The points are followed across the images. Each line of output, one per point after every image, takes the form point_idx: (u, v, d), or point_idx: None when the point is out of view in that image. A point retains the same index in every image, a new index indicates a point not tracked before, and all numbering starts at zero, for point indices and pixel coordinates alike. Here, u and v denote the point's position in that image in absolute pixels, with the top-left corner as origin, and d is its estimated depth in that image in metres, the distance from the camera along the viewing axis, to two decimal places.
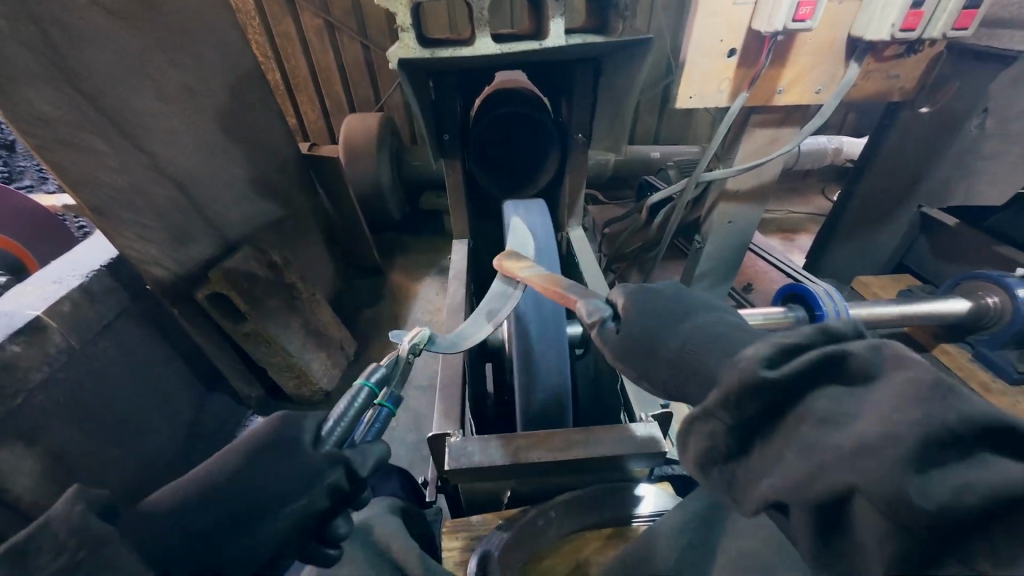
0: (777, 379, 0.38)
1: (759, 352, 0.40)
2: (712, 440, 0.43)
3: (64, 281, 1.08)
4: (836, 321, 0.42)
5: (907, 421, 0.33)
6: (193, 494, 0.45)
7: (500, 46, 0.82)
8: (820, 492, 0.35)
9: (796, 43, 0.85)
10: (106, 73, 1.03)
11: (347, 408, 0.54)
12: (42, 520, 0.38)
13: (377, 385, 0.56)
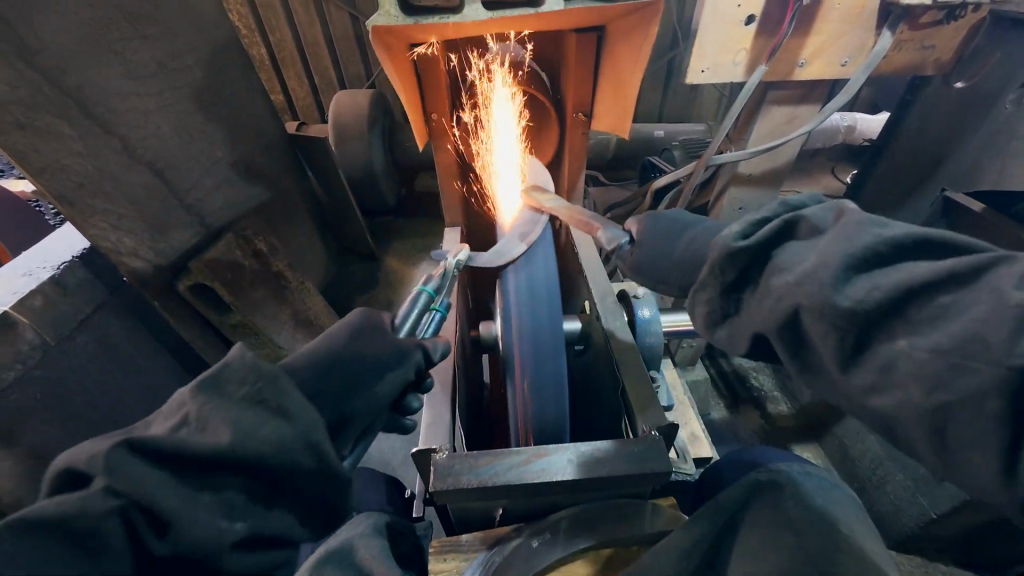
0: (748, 244, 0.55)
1: (734, 230, 0.57)
2: (712, 303, 0.60)
3: (35, 274, 1.02)
4: (797, 201, 0.59)
5: (835, 249, 0.48)
6: (315, 361, 0.62)
7: (491, 13, 0.74)
8: (780, 313, 0.51)
9: (822, 9, 0.77)
10: (64, 46, 0.94)
11: (411, 308, 0.70)
12: (225, 359, 0.52)
13: (433, 292, 0.72)
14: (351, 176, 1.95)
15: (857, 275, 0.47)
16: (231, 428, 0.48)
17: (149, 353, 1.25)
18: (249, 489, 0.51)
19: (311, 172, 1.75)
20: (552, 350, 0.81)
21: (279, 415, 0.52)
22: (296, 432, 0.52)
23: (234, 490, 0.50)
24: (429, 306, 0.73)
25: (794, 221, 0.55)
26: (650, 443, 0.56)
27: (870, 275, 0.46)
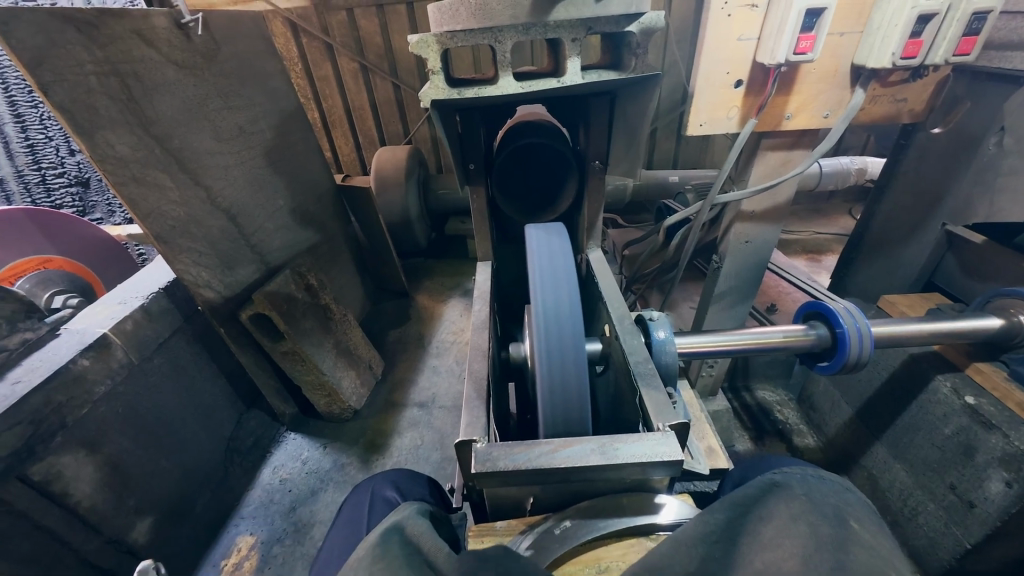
0: (820, 484, 0.60)
1: (839, 486, 0.61)
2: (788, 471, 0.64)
3: (128, 303, 1.20)
4: (858, 505, 0.58)
5: (829, 520, 0.54)
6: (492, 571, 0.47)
7: (520, 84, 0.90)
8: (770, 489, 0.60)
9: (800, 72, 0.90)
10: (172, 117, 1.17)
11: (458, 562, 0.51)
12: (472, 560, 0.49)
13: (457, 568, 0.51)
14: (390, 222, 2.14)
15: (810, 515, 0.55)
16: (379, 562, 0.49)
17: (211, 376, 1.39)
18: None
19: (355, 219, 1.95)
20: (576, 362, 0.88)
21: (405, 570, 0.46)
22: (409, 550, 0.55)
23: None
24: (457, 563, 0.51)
25: (843, 503, 0.57)
26: (664, 436, 0.62)
27: (816, 520, 0.54)
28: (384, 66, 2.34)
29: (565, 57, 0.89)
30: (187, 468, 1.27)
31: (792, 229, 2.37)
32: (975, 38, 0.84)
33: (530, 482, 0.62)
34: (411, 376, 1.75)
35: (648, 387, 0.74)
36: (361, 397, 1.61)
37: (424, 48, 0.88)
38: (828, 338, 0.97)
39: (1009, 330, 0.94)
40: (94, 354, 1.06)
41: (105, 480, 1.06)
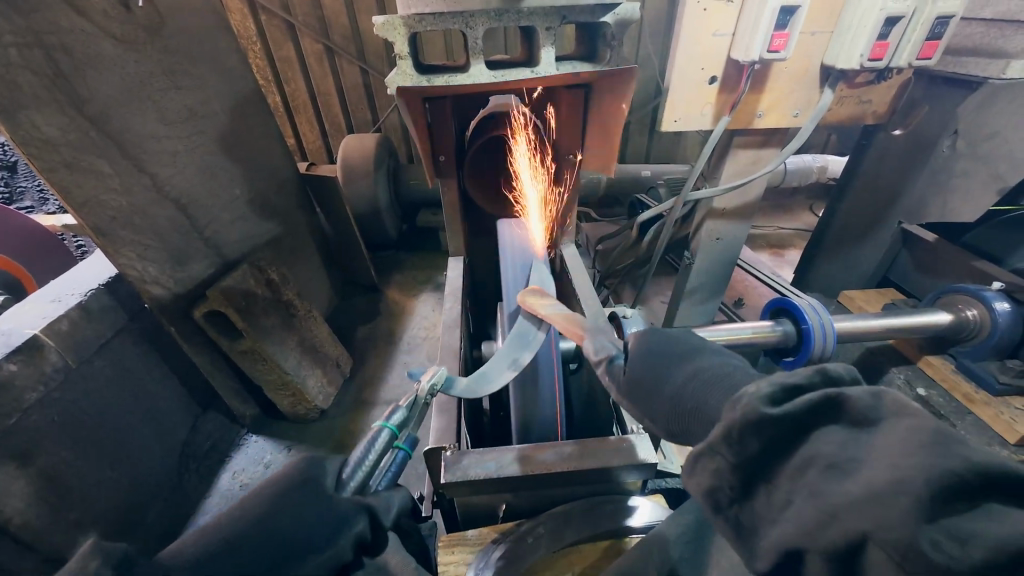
0: (777, 416, 0.36)
1: (760, 389, 0.38)
2: (718, 478, 0.40)
3: (63, 300, 1.09)
4: None
5: None
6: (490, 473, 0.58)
7: (493, 73, 0.86)
8: (832, 536, 0.33)
9: (772, 72, 0.91)
10: (111, 97, 1.06)
11: (367, 454, 0.54)
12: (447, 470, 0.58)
13: (396, 428, 0.58)
14: (358, 213, 2.06)
15: None
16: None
17: (161, 378, 1.30)
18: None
19: (321, 210, 1.87)
20: (548, 363, 0.87)
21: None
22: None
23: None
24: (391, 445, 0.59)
25: None
26: (640, 439, 0.62)
27: None
28: (351, 49, 2.23)
29: (539, 47, 0.86)
30: (137, 477, 1.19)
31: (757, 223, 2.44)
32: (936, 43, 0.87)
33: (501, 491, 0.60)
34: (382, 372, 1.70)
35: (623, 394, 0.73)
36: (328, 397, 1.55)
37: (390, 30, 0.82)
38: (793, 334, 0.99)
39: (958, 324, 0.99)
40: (23, 359, 0.96)
41: (39, 495, 0.97)
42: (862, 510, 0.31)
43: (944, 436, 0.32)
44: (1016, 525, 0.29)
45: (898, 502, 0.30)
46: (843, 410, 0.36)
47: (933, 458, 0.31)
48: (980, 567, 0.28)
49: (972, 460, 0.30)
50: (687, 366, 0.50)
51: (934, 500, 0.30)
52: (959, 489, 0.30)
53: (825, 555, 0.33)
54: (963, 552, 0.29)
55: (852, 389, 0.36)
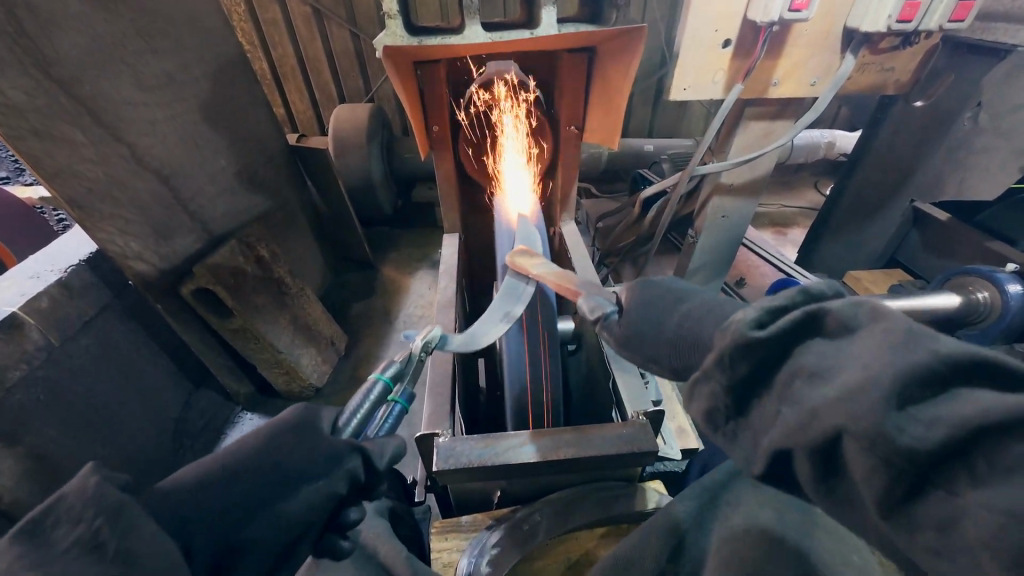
0: (766, 338, 0.36)
1: (745, 315, 0.38)
2: (713, 401, 0.41)
3: (42, 277, 1.05)
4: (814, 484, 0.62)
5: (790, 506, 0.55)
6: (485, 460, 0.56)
7: (490, 35, 0.80)
8: (811, 437, 0.34)
9: (791, 35, 0.85)
10: (81, 58, 0.99)
11: (361, 402, 0.58)
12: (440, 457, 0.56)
13: (390, 381, 0.59)
14: (351, 188, 2.00)
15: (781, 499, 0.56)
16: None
17: (150, 355, 1.27)
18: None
19: (312, 183, 1.80)
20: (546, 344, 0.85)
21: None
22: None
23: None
24: (386, 398, 0.59)
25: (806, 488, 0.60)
26: (639, 426, 0.60)
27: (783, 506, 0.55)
28: (341, 11, 2.11)
29: (540, 6, 0.79)
30: (130, 455, 1.18)
31: (761, 201, 2.38)
32: (970, 4, 0.81)
33: (496, 479, 0.58)
34: (377, 351, 1.68)
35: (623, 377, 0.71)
36: (323, 375, 1.53)
37: None
38: None
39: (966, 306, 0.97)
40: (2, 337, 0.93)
41: (29, 474, 0.96)
42: (836, 406, 0.32)
43: (915, 333, 0.32)
44: (977, 400, 0.30)
45: (870, 394, 0.31)
46: (823, 320, 0.37)
47: (903, 354, 0.31)
48: (940, 444, 0.29)
49: (938, 350, 0.31)
50: (676, 307, 0.50)
51: (903, 391, 0.31)
52: (928, 379, 0.31)
53: (807, 453, 0.34)
54: (926, 434, 0.30)
55: (832, 303, 0.37)
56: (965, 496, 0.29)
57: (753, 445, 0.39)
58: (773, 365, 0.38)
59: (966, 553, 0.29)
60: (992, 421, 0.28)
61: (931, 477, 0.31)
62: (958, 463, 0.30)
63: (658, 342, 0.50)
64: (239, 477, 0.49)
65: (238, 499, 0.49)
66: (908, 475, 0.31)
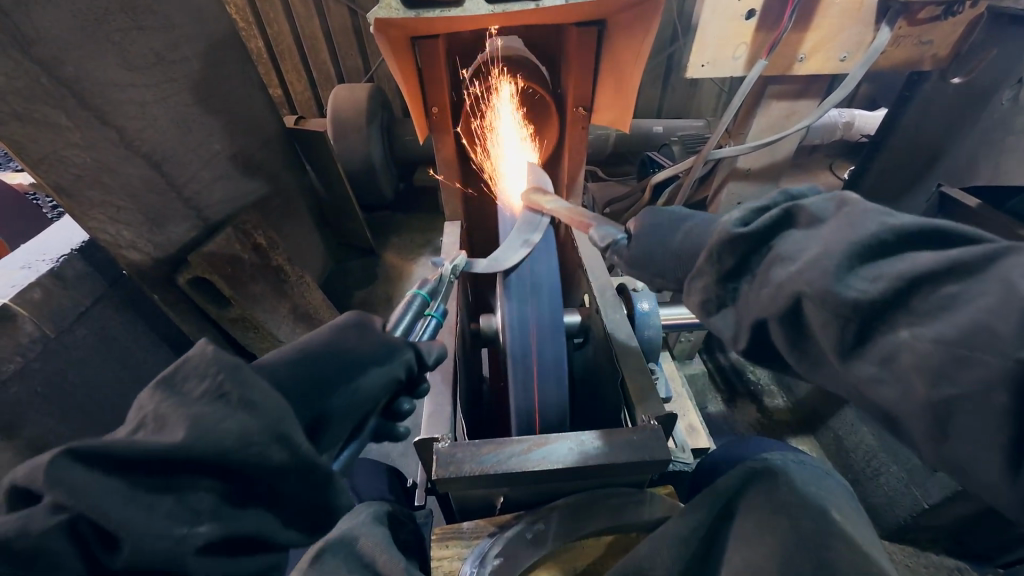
0: (745, 232, 0.52)
1: (732, 218, 0.55)
2: (707, 290, 0.58)
3: (33, 266, 1.02)
4: (834, 485, 0.57)
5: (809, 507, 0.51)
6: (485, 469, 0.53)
7: (491, 6, 0.73)
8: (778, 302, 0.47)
9: (821, 4, 0.78)
10: (62, 36, 0.93)
11: (404, 312, 0.67)
12: (437, 464, 0.54)
13: (427, 296, 0.71)
14: (351, 172, 1.95)
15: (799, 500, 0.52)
16: (190, 421, 0.41)
17: (149, 345, 1.25)
18: (223, 490, 0.44)
19: (311, 167, 1.75)
20: (551, 340, 0.82)
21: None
22: (262, 423, 0.44)
23: (202, 493, 0.42)
24: (423, 312, 0.70)
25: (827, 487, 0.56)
26: (649, 432, 0.57)
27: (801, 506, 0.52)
28: None
29: None
30: None
31: None
32: None
33: (500, 485, 0.56)
34: None
35: (632, 377, 0.68)
36: None
37: None
38: None
39: None
40: None
41: None
42: (798, 277, 0.46)
43: (859, 215, 0.46)
44: (914, 261, 0.41)
45: (828, 266, 0.43)
46: (793, 217, 0.52)
47: (855, 230, 0.44)
48: (882, 294, 0.40)
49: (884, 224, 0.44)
50: (685, 228, 0.66)
51: (852, 257, 0.43)
52: (871, 249, 0.43)
53: (777, 318, 0.48)
54: (872, 288, 0.41)
55: (805, 202, 0.51)
56: (901, 332, 0.40)
57: (737, 321, 0.55)
58: (754, 259, 0.54)
59: (900, 375, 0.40)
60: (919, 272, 0.39)
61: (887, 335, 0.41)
62: (902, 311, 0.40)
63: (666, 254, 0.66)
64: (308, 363, 0.56)
65: (311, 379, 0.55)
66: (858, 323, 0.42)
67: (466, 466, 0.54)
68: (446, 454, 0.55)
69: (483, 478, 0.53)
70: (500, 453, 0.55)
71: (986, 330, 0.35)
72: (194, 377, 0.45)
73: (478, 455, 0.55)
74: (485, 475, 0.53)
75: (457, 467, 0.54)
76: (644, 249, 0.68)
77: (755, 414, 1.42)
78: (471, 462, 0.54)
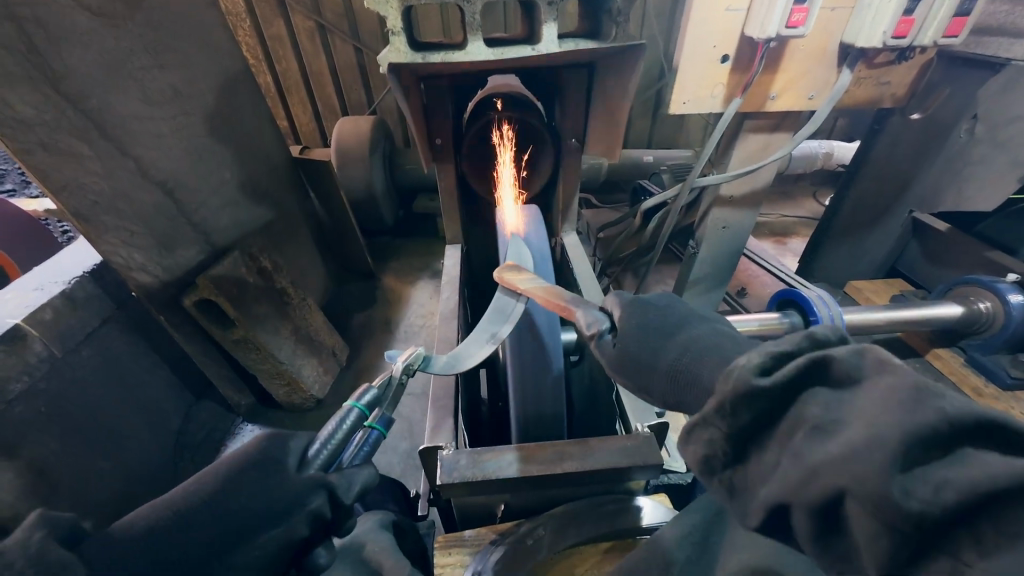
0: None
1: None
2: None
3: (46, 289, 1.05)
4: None
5: None
6: (489, 474, 0.56)
7: (491, 51, 0.81)
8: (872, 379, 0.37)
9: (788, 50, 0.86)
10: (88, 74, 0.99)
11: (335, 430, 0.57)
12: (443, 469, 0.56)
13: (366, 408, 0.59)
14: (353, 199, 2.01)
15: None
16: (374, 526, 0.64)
17: (152, 367, 1.27)
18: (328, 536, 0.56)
19: (315, 194, 1.82)
20: (549, 355, 0.85)
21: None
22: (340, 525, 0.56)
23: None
24: (361, 424, 0.59)
25: None
26: (642, 437, 0.60)
27: None
28: (344, 26, 2.14)
29: (541, 22, 0.81)
30: (130, 468, 1.17)
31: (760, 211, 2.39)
32: (964, 20, 0.82)
33: (502, 493, 0.58)
34: (378, 362, 1.68)
35: (626, 388, 0.71)
36: (324, 386, 1.54)
37: (383, 3, 0.77)
38: (800, 326, 0.97)
39: (970, 317, 0.97)
40: (5, 349, 0.93)
41: (29, 487, 0.96)
42: None
43: None
44: None
45: None
46: None
47: None
48: None
49: (946, 413, 0.32)
50: None
51: None
52: None
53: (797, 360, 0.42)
54: None
55: None
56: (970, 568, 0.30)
57: None
58: None
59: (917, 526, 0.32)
60: None
61: (938, 544, 0.32)
62: None
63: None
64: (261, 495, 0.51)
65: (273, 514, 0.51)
66: None
67: (469, 474, 0.56)
68: (449, 464, 0.57)
69: (488, 484, 0.56)
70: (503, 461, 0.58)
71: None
72: (278, 441, 0.55)
73: (482, 464, 0.58)
74: (490, 481, 0.56)
75: (459, 478, 0.56)
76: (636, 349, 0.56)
77: None
78: (477, 470, 0.57)
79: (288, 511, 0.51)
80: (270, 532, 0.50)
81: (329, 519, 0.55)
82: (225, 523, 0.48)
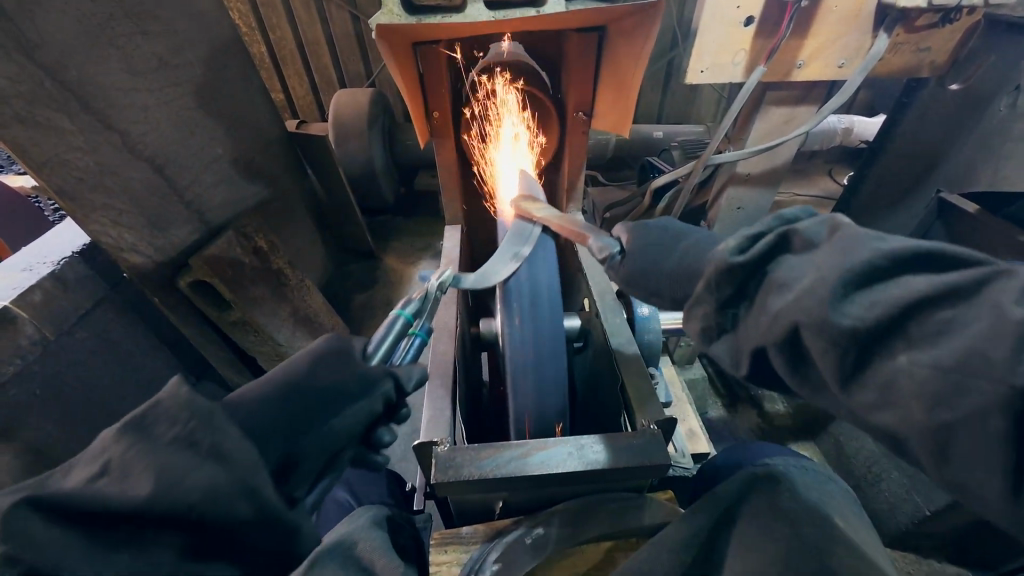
0: None
1: None
2: None
3: (35, 269, 1.02)
4: (835, 491, 0.57)
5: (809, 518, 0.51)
6: (486, 473, 0.53)
7: (492, 13, 0.74)
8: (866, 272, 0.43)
9: (819, 11, 0.79)
10: (65, 40, 0.93)
11: (387, 333, 0.64)
12: (438, 467, 0.54)
13: (411, 316, 0.65)
14: (352, 176, 1.96)
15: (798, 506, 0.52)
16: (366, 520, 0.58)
17: (151, 349, 1.26)
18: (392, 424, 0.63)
19: (312, 171, 1.76)
20: (550, 343, 0.82)
21: (212, 459, 0.42)
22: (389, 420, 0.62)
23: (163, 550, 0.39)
24: (407, 331, 0.66)
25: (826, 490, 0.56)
26: (647, 435, 0.57)
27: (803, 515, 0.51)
28: None
29: None
30: None
31: None
32: None
33: (499, 491, 0.56)
34: None
35: (631, 380, 0.68)
36: None
37: None
38: None
39: None
40: None
41: None
42: None
43: None
44: None
45: None
46: None
47: None
48: None
49: (881, 250, 0.41)
50: None
51: None
52: None
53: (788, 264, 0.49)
54: None
55: None
56: (900, 358, 0.39)
57: None
58: None
59: (901, 403, 0.39)
60: None
61: (881, 354, 0.40)
62: None
63: None
64: (314, 385, 0.57)
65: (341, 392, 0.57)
66: None
67: (465, 472, 0.54)
68: (445, 461, 0.55)
69: (484, 483, 0.53)
70: (501, 458, 0.55)
71: (980, 355, 0.34)
72: (344, 339, 0.63)
73: (479, 460, 0.55)
74: (487, 480, 0.54)
75: (454, 477, 0.53)
76: (641, 267, 0.64)
77: (756, 420, 1.42)
78: (474, 467, 0.54)
79: (369, 388, 0.59)
80: (357, 402, 0.58)
81: (394, 405, 0.62)
82: (314, 395, 0.56)
